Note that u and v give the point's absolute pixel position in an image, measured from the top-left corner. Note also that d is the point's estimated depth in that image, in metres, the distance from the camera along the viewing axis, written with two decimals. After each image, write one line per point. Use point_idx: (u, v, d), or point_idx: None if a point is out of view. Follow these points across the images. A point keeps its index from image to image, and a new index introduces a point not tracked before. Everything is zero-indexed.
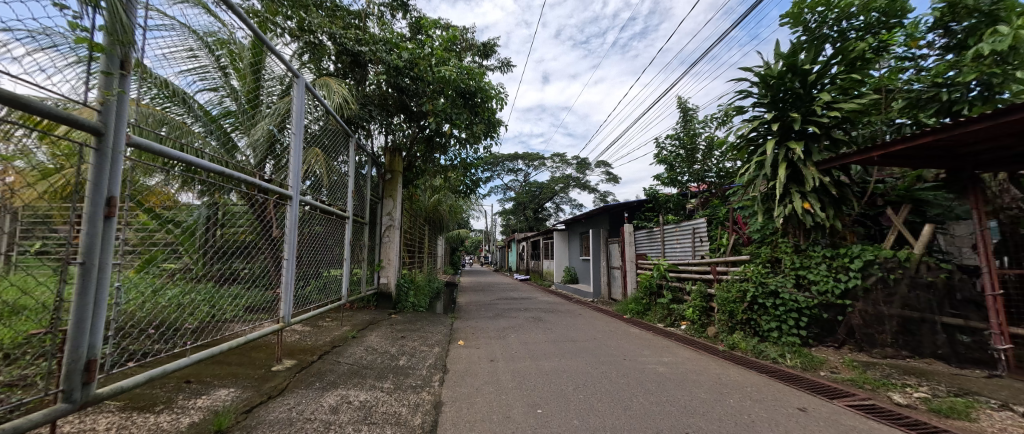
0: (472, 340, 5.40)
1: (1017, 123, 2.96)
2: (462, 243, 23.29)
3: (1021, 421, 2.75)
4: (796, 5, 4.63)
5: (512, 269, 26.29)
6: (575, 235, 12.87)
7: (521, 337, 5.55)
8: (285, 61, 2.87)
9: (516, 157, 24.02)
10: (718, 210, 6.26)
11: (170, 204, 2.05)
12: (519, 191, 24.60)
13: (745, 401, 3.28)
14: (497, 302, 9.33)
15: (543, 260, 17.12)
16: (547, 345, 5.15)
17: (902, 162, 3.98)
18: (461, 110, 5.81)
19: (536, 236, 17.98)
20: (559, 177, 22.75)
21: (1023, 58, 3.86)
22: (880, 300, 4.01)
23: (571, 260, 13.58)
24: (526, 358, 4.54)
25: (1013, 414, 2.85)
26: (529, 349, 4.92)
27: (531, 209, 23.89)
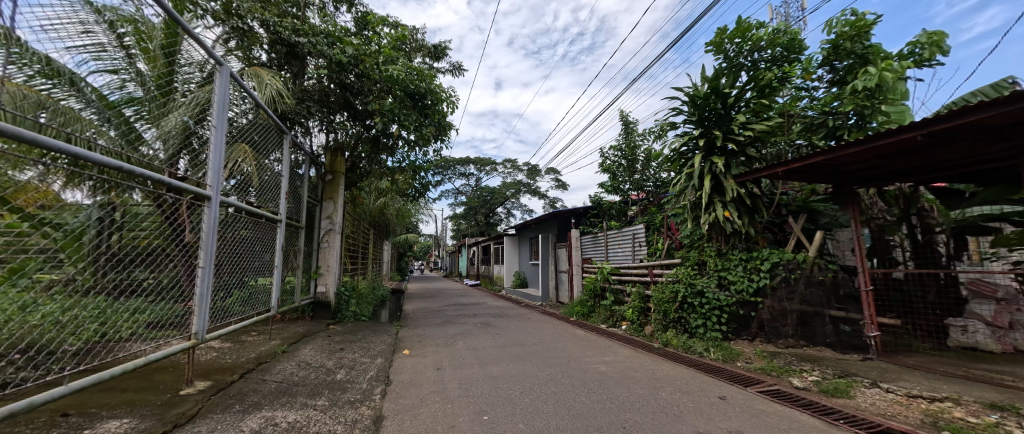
0: (418, 348, 5.23)
1: (883, 147, 3.61)
2: (410, 249, 22.57)
3: (885, 395, 3.33)
4: (718, 35, 5.20)
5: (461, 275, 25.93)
6: (525, 239, 13.05)
7: (470, 344, 5.49)
8: (206, 46, 2.57)
9: (467, 161, 23.81)
10: (654, 216, 6.75)
11: (50, 203, 1.74)
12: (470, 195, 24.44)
13: (676, 393, 3.57)
14: (446, 308, 9.14)
15: (493, 266, 17.10)
16: (495, 350, 5.15)
17: (800, 178, 4.63)
18: (409, 111, 5.64)
19: (486, 241, 17.98)
20: (509, 182, 23.00)
21: (884, 94, 4.74)
22: (784, 296, 4.63)
23: (521, 265, 13.76)
24: (473, 365, 4.50)
25: (880, 390, 3.44)
26: (477, 356, 4.88)
27: (482, 213, 23.84)
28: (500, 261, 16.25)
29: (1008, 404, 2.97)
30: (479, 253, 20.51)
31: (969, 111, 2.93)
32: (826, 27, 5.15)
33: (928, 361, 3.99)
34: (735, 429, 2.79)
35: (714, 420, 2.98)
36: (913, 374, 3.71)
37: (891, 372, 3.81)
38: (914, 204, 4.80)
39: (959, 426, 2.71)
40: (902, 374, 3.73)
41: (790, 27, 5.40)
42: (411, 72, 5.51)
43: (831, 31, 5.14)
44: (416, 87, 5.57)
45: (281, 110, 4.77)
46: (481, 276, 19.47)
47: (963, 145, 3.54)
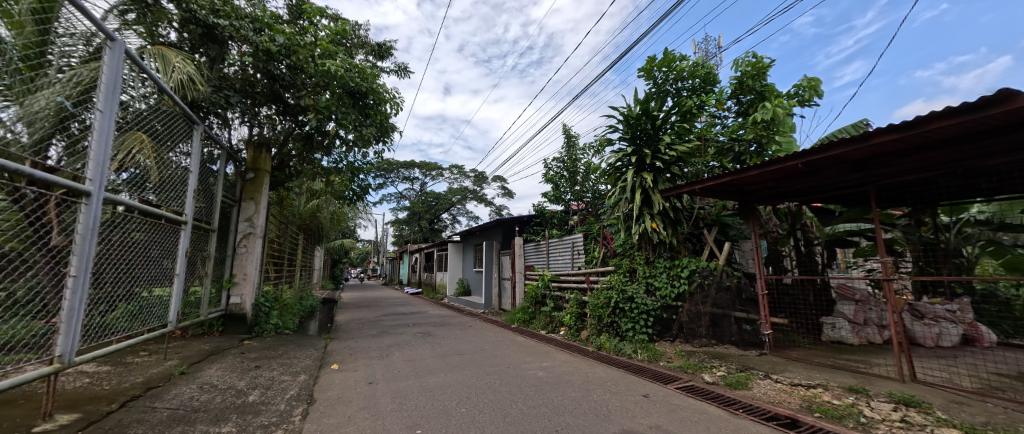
0: (349, 362, 4.88)
1: (775, 172, 4.23)
2: (345, 255, 21.10)
3: (775, 385, 3.86)
4: (649, 63, 5.73)
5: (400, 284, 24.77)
6: (470, 246, 12.92)
7: (407, 354, 5.27)
8: (94, 17, 2.18)
9: (412, 165, 22.85)
10: (592, 226, 7.15)
11: None
12: (413, 200, 23.62)
13: (605, 394, 3.78)
14: (383, 318, 8.68)
15: (436, 273, 16.63)
16: (433, 360, 5.00)
17: (713, 195, 5.21)
18: (348, 111, 5.30)
19: (429, 248, 17.44)
20: (454, 189, 22.64)
21: (777, 126, 5.54)
22: (699, 301, 5.17)
23: (464, 272, 13.57)
24: (409, 377, 4.31)
25: (770, 381, 3.98)
26: (413, 367, 4.70)
27: (426, 219, 23.15)
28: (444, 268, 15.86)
29: (861, 387, 3.62)
30: (421, 260, 19.82)
31: (835, 145, 3.59)
32: (734, 65, 5.94)
33: (806, 354, 4.72)
34: (656, 424, 3.02)
35: (638, 417, 3.20)
36: (795, 365, 4.36)
37: (779, 364, 4.43)
38: (799, 221, 5.70)
39: (826, 407, 3.24)
40: (787, 365, 4.36)
41: (706, 62, 6.12)
42: (352, 69, 5.20)
43: (738, 69, 5.94)
44: (357, 86, 5.25)
45: (192, 98, 4.18)
46: (423, 284, 18.81)
47: (832, 173, 4.29)
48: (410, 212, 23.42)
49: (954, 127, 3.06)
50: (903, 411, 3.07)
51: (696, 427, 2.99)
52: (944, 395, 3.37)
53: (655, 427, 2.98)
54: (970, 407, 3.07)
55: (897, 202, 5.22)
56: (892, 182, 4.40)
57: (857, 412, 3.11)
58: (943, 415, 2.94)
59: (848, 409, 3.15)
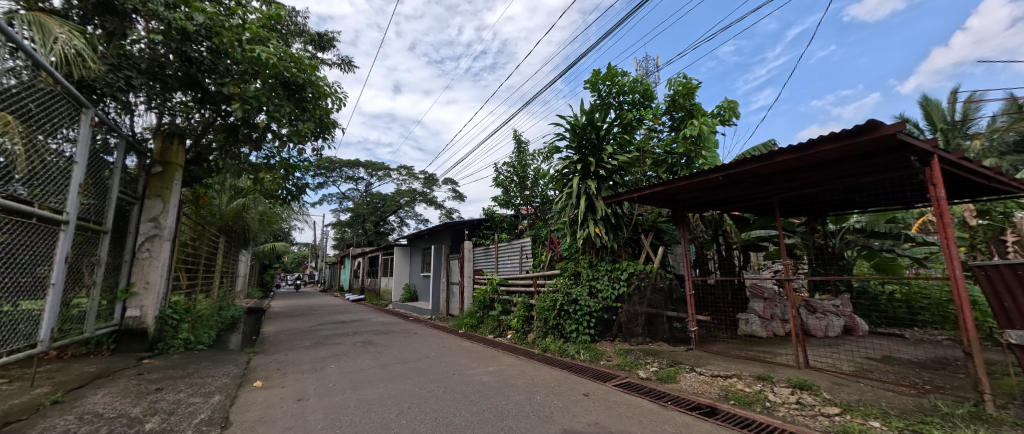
0: (275, 377, 4.42)
1: (702, 183, 4.64)
2: (278, 260, 19.30)
3: (699, 377, 4.23)
4: (594, 76, 6.04)
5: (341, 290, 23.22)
6: (417, 250, 12.50)
7: (343, 366, 4.93)
8: None
9: (357, 164, 21.51)
10: (540, 230, 7.32)
11: None
12: (356, 201, 22.32)
13: (548, 395, 3.85)
14: (320, 327, 8.07)
15: (380, 278, 15.83)
16: (372, 371, 4.72)
17: (649, 203, 5.55)
18: (282, 103, 4.83)
19: (374, 252, 16.56)
20: (402, 190, 21.79)
21: (704, 142, 6.07)
22: (636, 301, 5.50)
23: (411, 277, 13.09)
24: (344, 390, 4.03)
25: (695, 373, 4.35)
26: (349, 379, 4.39)
27: (370, 222, 22.03)
28: (390, 273, 15.18)
29: (767, 375, 4.09)
30: (364, 265, 18.79)
31: (748, 161, 4.06)
32: (668, 83, 6.47)
33: (724, 347, 5.24)
34: (595, 422, 3.14)
35: (579, 416, 3.30)
36: (716, 358, 4.80)
37: (703, 358, 4.85)
38: (720, 227, 6.34)
39: (740, 395, 3.61)
40: (710, 359, 4.80)
41: (645, 79, 6.58)
42: (286, 57, 4.76)
43: (670, 88, 6.48)
44: (292, 77, 4.81)
45: (80, 76, 3.55)
46: (365, 291, 17.84)
47: (746, 185, 4.84)
48: (352, 214, 22.17)
49: (837, 150, 3.61)
50: (798, 394, 3.53)
51: (631, 421, 3.16)
52: (829, 378, 3.94)
53: (593, 424, 3.10)
54: (848, 388, 3.61)
55: (797, 211, 6.03)
56: (793, 194, 5.07)
57: (764, 398, 3.50)
58: (829, 395, 3.42)
59: (757, 396, 3.54)
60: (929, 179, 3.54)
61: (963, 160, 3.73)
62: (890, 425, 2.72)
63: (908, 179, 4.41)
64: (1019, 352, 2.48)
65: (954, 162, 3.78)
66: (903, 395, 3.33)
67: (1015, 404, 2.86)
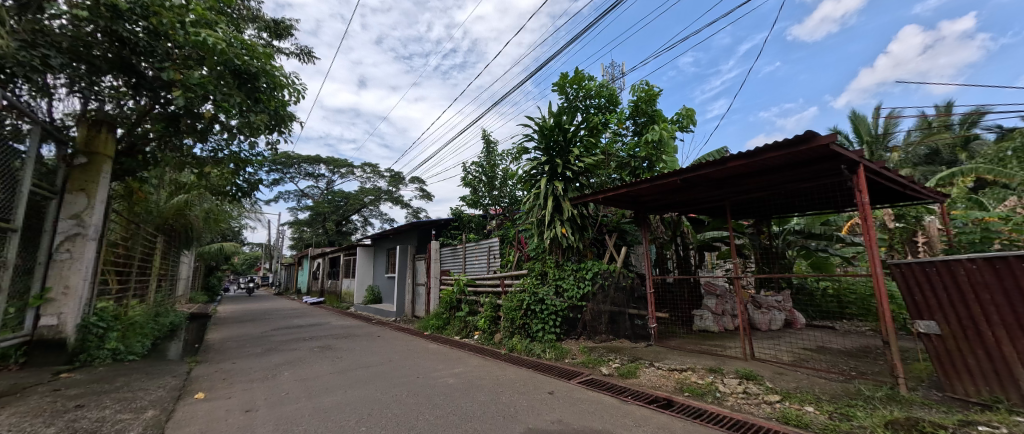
0: (220, 388, 4.09)
1: (662, 186, 4.82)
2: (227, 261, 17.94)
3: (658, 371, 4.41)
4: (562, 79, 6.14)
5: (298, 293, 21.99)
6: (382, 250, 12.09)
7: (298, 373, 4.65)
8: None
9: (317, 160, 20.40)
10: (508, 230, 7.31)
11: None
12: (315, 199, 21.21)
13: (513, 395, 3.84)
14: (273, 332, 7.59)
15: (341, 280, 15.15)
16: (330, 377, 4.49)
17: (614, 204, 5.69)
18: (230, 92, 4.46)
19: (334, 253, 15.83)
20: (366, 188, 20.89)
21: (665, 147, 6.33)
22: (600, 300, 5.63)
23: (375, 278, 12.64)
24: (299, 398, 3.79)
25: (654, 368, 4.51)
26: (305, 387, 4.15)
27: (331, 221, 21.04)
28: (351, 274, 14.55)
29: (718, 367, 4.33)
30: (323, 267, 17.90)
31: (703, 166, 4.28)
32: (631, 89, 6.69)
33: (681, 342, 5.49)
34: (558, 419, 3.17)
35: (543, 414, 3.32)
36: (673, 353, 5.02)
37: (661, 353, 5.06)
38: (678, 229, 6.65)
39: (693, 387, 3.79)
40: (667, 354, 5.01)
41: (610, 84, 6.75)
42: (236, 43, 4.40)
43: (634, 94, 6.71)
44: (243, 65, 4.46)
45: None
46: (325, 293, 17.01)
47: (701, 188, 5.10)
48: (311, 213, 21.04)
49: (780, 157, 3.90)
50: (745, 384, 3.75)
51: (594, 417, 3.22)
52: (772, 368, 4.23)
53: (557, 421, 3.12)
54: (788, 376, 3.90)
55: (746, 214, 6.44)
56: (742, 198, 5.40)
57: (716, 389, 3.69)
58: (771, 384, 3.67)
59: (709, 387, 3.74)
60: (856, 185, 3.90)
61: (884, 169, 4.15)
62: (821, 409, 2.88)
63: (839, 185, 4.83)
64: (926, 339, 2.78)
65: (877, 171, 4.18)
66: (833, 381, 3.64)
67: (922, 386, 3.16)
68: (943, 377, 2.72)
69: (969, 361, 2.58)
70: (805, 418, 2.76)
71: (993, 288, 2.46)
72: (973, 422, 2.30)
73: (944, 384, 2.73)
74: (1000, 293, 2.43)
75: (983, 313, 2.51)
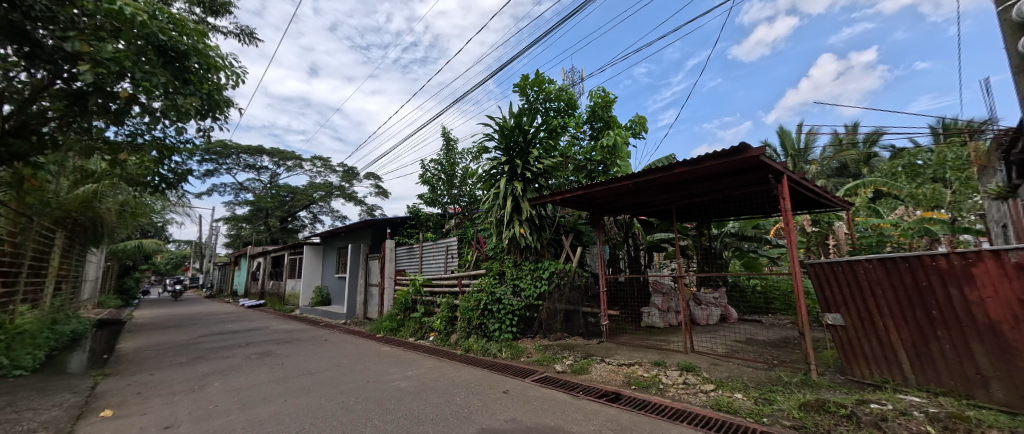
0: (132, 403, 3.62)
1: (616, 189, 4.99)
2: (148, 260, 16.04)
3: (608, 366, 4.56)
4: (524, 81, 6.18)
5: (234, 296, 20.20)
6: (333, 249, 11.44)
7: (229, 383, 4.25)
8: None
9: (258, 151, 18.85)
10: (467, 230, 7.22)
11: None
12: (256, 193, 19.59)
13: (467, 396, 3.79)
14: (201, 338, 6.90)
15: (284, 281, 14.12)
16: (268, 386, 4.15)
17: (570, 206, 5.80)
18: (157, 72, 3.88)
19: (277, 251, 14.73)
20: (316, 183, 19.58)
21: (619, 152, 6.56)
22: (556, 298, 5.73)
23: (323, 279, 11.95)
24: (230, 411, 3.45)
25: (605, 363, 4.66)
26: (238, 398, 3.79)
27: (274, 217, 19.55)
28: (296, 275, 13.62)
29: (663, 360, 4.57)
30: (264, 266, 16.59)
31: (653, 171, 4.49)
32: (589, 95, 6.87)
33: (630, 338, 5.74)
34: (512, 418, 3.16)
35: (497, 413, 3.29)
36: (622, 349, 5.23)
37: (611, 349, 5.24)
38: (629, 230, 6.95)
39: (640, 380, 3.97)
40: (617, 349, 5.21)
41: (569, 88, 6.90)
42: (160, 16, 3.92)
43: (591, 100, 6.91)
44: (168, 40, 3.96)
45: None
46: (266, 295, 15.78)
47: (650, 192, 5.35)
48: (252, 208, 19.42)
49: (721, 166, 4.19)
50: (684, 375, 3.99)
51: (547, 413, 3.26)
52: (709, 360, 4.55)
53: (511, 420, 3.11)
54: (722, 366, 4.21)
55: (689, 217, 6.87)
56: (686, 202, 5.75)
57: (659, 381, 3.90)
58: (706, 374, 3.93)
59: (653, 379, 3.93)
60: (780, 193, 4.30)
61: (804, 180, 4.62)
62: (748, 395, 3.13)
63: (767, 193, 5.31)
64: (833, 330, 3.09)
65: (798, 181, 4.65)
66: (758, 369, 3.99)
67: (829, 371, 3.53)
68: (846, 363, 3.04)
69: (866, 348, 2.92)
70: (735, 404, 2.97)
71: (885, 284, 2.78)
72: (867, 401, 2.58)
73: (846, 369, 3.06)
74: (888, 288, 2.77)
75: (876, 306, 2.84)
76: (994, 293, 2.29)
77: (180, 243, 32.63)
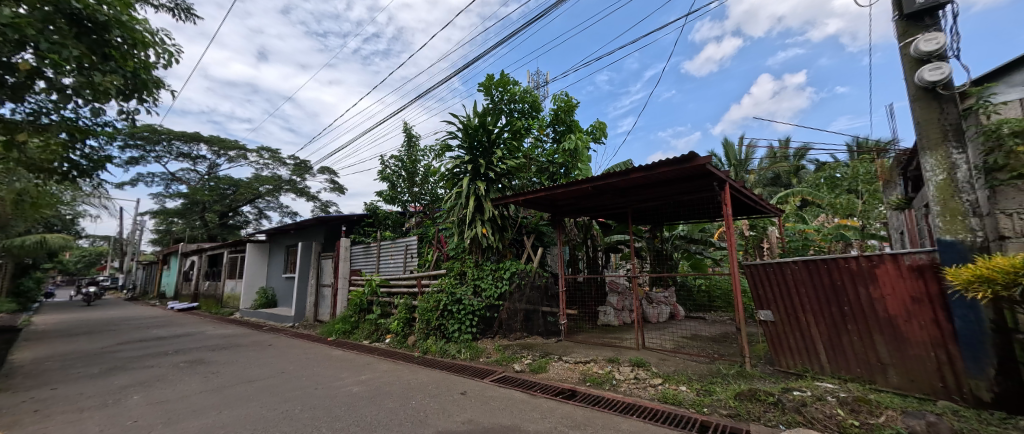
0: (31, 422, 3.21)
1: (576, 191, 5.12)
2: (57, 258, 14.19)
3: (565, 364, 4.69)
4: (489, 80, 6.21)
5: (165, 298, 18.44)
6: (281, 247, 10.80)
7: (154, 396, 3.88)
8: None
9: (196, 139, 17.34)
10: (428, 229, 7.10)
11: None
12: (193, 185, 18.01)
13: (424, 399, 3.75)
14: (123, 346, 6.24)
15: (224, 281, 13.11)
16: (200, 397, 3.85)
17: (533, 206, 5.87)
18: (70, 45, 3.32)
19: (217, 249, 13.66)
20: (262, 176, 18.33)
21: (581, 156, 6.75)
22: (516, 298, 5.79)
23: (270, 279, 11.25)
24: (154, 425, 3.16)
25: (562, 361, 4.78)
26: (163, 411, 3.48)
27: (213, 212, 18.07)
28: (238, 274, 12.70)
29: (617, 357, 4.76)
30: (199, 265, 15.28)
31: (612, 175, 4.67)
32: (553, 98, 7.02)
33: (587, 336, 5.93)
34: (469, 419, 3.17)
35: (454, 416, 3.28)
36: (579, 347, 5.39)
37: (568, 347, 5.39)
38: (588, 232, 7.18)
39: (595, 377, 4.12)
40: (574, 347, 5.36)
41: (534, 91, 7.00)
42: None
43: (554, 103, 7.07)
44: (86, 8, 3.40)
45: None
46: (201, 296, 14.53)
47: (608, 196, 5.56)
48: (185, 201, 17.83)
49: (672, 172, 4.46)
50: (635, 370, 4.18)
51: (504, 413, 3.30)
52: (658, 355, 4.82)
53: (467, 422, 3.12)
54: (669, 361, 4.47)
55: (643, 220, 7.20)
56: (641, 206, 6.02)
57: (612, 377, 4.07)
58: (656, 369, 4.14)
59: (607, 375, 4.08)
60: (723, 199, 4.64)
61: (743, 188, 5.03)
62: (690, 388, 3.34)
63: (713, 199, 5.70)
64: (764, 325, 3.36)
65: (738, 188, 5.04)
66: (701, 363, 4.28)
67: (760, 363, 3.84)
68: (774, 354, 3.32)
69: (791, 340, 3.21)
70: (679, 396, 3.16)
71: (808, 283, 3.09)
72: (791, 389, 2.84)
73: (774, 360, 3.33)
74: (810, 287, 3.07)
75: (800, 302, 3.14)
76: (892, 291, 2.65)
77: (97, 238, 29.14)
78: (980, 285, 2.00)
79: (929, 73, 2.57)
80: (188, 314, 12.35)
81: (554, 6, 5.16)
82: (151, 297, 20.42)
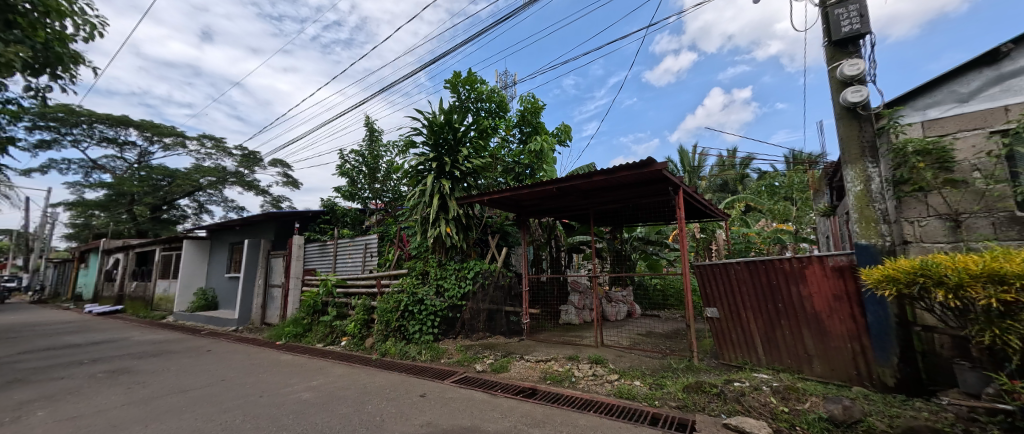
0: None
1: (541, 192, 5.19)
2: None
3: (526, 363, 4.74)
4: (456, 78, 6.17)
5: (84, 300, 16.56)
6: (226, 245, 10.10)
7: (66, 411, 3.50)
8: None
9: (125, 123, 15.79)
10: (389, 227, 6.91)
11: None
12: (120, 174, 16.37)
13: (381, 403, 3.66)
14: (29, 357, 5.57)
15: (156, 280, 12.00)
16: (123, 410, 3.53)
17: (498, 206, 5.89)
18: None
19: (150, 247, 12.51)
20: (204, 166, 16.98)
21: (546, 158, 6.87)
22: (478, 298, 5.74)
23: (212, 280, 10.48)
24: None
25: (524, 361, 4.81)
26: (76, 427, 3.16)
27: (144, 204, 16.50)
28: (173, 274, 11.69)
29: (576, 355, 4.89)
30: (127, 263, 13.91)
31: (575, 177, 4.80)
32: (520, 99, 7.10)
33: (549, 335, 6.04)
34: (427, 422, 3.15)
35: (411, 419, 3.24)
36: (540, 346, 5.48)
37: (528, 346, 5.46)
38: (552, 232, 7.33)
39: (554, 375, 4.20)
40: (535, 346, 5.44)
41: (502, 91, 7.03)
42: None
43: (522, 104, 7.14)
44: None
45: None
46: (127, 298, 13.20)
47: (571, 197, 5.71)
48: (110, 191, 16.16)
49: (631, 176, 4.65)
50: (593, 367, 4.31)
51: (463, 414, 3.30)
52: (614, 352, 5.02)
53: (425, 425, 3.10)
54: (625, 358, 4.67)
55: (605, 221, 7.43)
56: (602, 208, 6.21)
57: (570, 374, 4.18)
58: (612, 366, 4.30)
59: (567, 373, 4.19)
60: (676, 203, 4.92)
61: (694, 193, 5.35)
62: (643, 383, 3.51)
63: (668, 203, 6.01)
64: (710, 321, 3.59)
65: (690, 194, 5.36)
66: (653, 358, 4.51)
67: (706, 357, 4.09)
68: (719, 348, 3.55)
69: (733, 335, 3.45)
70: (633, 391, 3.32)
71: (748, 282, 3.34)
72: (732, 380, 3.07)
73: (719, 354, 3.56)
74: (750, 286, 3.32)
75: (742, 300, 3.39)
76: (818, 289, 2.93)
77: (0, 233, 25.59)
78: (888, 284, 2.27)
79: (851, 95, 2.88)
80: (113, 318, 11.20)
81: (520, 7, 5.21)
82: (66, 300, 18.21)
